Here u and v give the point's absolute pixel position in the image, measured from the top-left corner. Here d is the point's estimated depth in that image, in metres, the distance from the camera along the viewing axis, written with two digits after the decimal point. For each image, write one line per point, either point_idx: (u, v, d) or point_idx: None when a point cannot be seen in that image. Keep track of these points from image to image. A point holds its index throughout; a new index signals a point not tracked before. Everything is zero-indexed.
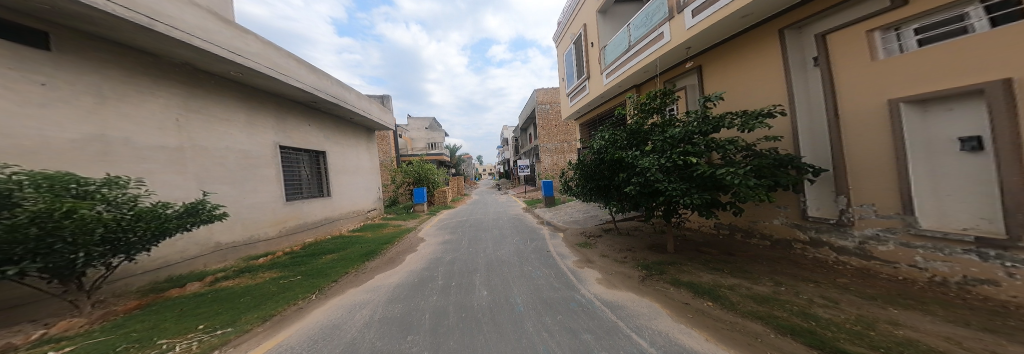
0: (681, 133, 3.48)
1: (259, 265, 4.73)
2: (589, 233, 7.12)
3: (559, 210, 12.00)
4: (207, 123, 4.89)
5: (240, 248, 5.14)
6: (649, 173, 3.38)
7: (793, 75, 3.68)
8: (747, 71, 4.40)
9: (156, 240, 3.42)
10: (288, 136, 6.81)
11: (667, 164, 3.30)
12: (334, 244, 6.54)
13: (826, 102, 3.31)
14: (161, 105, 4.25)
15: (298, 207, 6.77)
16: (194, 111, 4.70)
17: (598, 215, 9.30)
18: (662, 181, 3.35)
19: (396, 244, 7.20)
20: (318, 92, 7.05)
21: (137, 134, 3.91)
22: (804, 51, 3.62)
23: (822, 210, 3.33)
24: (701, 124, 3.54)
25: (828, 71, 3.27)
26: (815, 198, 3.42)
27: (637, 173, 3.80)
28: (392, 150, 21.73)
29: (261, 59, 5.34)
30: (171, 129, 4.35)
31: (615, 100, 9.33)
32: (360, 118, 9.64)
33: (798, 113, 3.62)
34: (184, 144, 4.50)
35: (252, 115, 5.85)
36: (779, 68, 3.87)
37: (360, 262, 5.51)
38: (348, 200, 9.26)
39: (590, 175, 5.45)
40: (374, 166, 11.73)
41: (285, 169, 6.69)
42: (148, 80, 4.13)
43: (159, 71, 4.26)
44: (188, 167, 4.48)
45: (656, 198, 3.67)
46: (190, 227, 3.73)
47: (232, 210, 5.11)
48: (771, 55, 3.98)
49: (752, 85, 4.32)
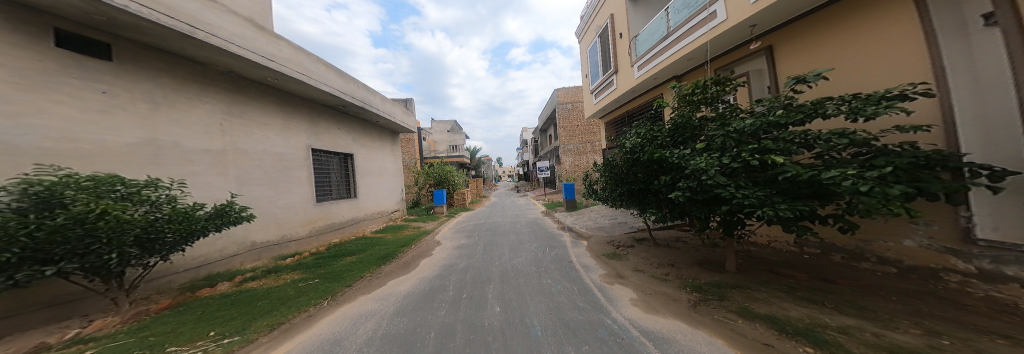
0: (752, 125, 2.69)
1: (285, 265, 4.83)
2: (620, 242, 6.26)
3: (583, 215, 11.12)
4: (246, 126, 5.16)
5: (272, 247, 5.33)
6: (707, 174, 2.61)
7: (942, 43, 2.42)
8: (852, 43, 3.17)
9: (186, 241, 3.34)
10: (319, 140, 7.09)
11: (736, 165, 2.51)
12: (354, 245, 6.61)
13: (1011, 79, 2.05)
14: (206, 110, 4.54)
15: (327, 208, 7.00)
16: (235, 116, 4.98)
17: (629, 221, 8.31)
18: (730, 187, 2.56)
19: (413, 246, 7.12)
20: (346, 96, 7.27)
21: (185, 139, 4.18)
22: (961, 5, 2.32)
23: (1002, 231, 2.15)
24: (787, 113, 2.69)
25: (1018, 30, 1.99)
26: (989, 216, 2.22)
27: (688, 176, 3.02)
28: (416, 152, 22.50)
29: (293, 65, 5.55)
30: (215, 132, 4.62)
31: (648, 95, 8.25)
32: (384, 121, 9.89)
33: (954, 96, 2.37)
34: (226, 147, 4.76)
35: (287, 120, 6.14)
36: (911, 36, 2.63)
37: (374, 265, 5.42)
38: (372, 201, 9.50)
39: (620, 179, 4.68)
40: (398, 168, 12.03)
41: (315, 171, 6.98)
42: (195, 87, 4.41)
43: (204, 78, 4.55)
44: (228, 168, 4.72)
45: (715, 209, 2.86)
46: (218, 227, 3.64)
47: (267, 210, 5.32)
48: (896, 18, 2.75)
49: (861, 62, 3.10)
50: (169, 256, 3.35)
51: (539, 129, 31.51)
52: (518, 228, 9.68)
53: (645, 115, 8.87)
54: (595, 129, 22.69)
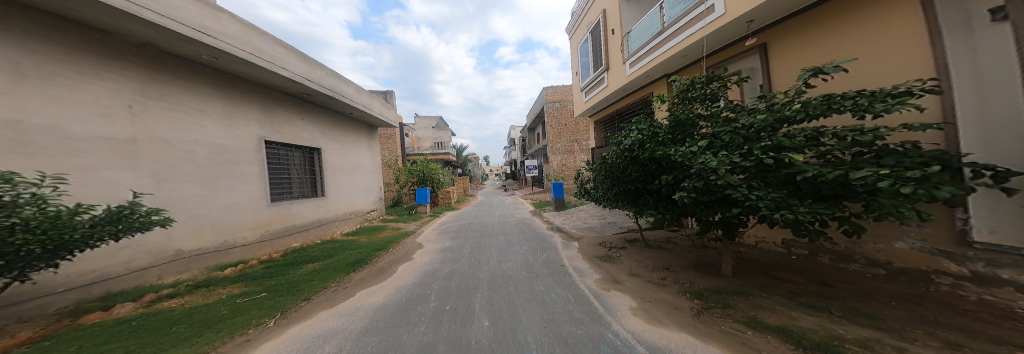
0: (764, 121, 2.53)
1: (223, 277, 4.02)
2: (611, 243, 6.12)
3: (572, 214, 11.04)
4: (170, 111, 4.23)
5: (208, 255, 4.46)
6: (719, 172, 2.39)
7: (946, 37, 2.44)
8: (853, 41, 3.21)
9: (55, 256, 2.35)
10: (275, 131, 6.17)
11: (749, 163, 2.33)
12: (321, 251, 5.83)
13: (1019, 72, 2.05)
14: (109, 89, 3.55)
15: (285, 209, 6.12)
16: (154, 98, 4.03)
17: (617, 221, 8.25)
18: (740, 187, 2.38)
19: (391, 251, 6.44)
20: (310, 83, 6.38)
21: (75, 123, 3.20)
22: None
23: (998, 233, 2.17)
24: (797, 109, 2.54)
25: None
26: (990, 218, 2.21)
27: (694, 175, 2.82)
28: (398, 148, 21.37)
29: (239, 43, 4.64)
30: (123, 117, 3.67)
31: (639, 92, 8.28)
32: (359, 113, 8.99)
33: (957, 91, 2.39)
34: (139, 135, 3.81)
35: (232, 106, 5.20)
36: (915, 31, 2.66)
37: (342, 274, 4.73)
38: (345, 201, 8.62)
39: (616, 177, 4.47)
40: (376, 164, 11.11)
41: (272, 166, 6.07)
42: (96, 61, 3.46)
43: (111, 51, 3.60)
44: (141, 161, 3.79)
45: (722, 210, 2.69)
46: (106, 238, 2.67)
47: (201, 212, 4.43)
48: (901, 12, 2.77)
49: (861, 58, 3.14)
50: (29, 276, 2.34)
51: (526, 127, 31.33)
52: (506, 229, 9.33)
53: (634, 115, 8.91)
54: (581, 129, 22.84)
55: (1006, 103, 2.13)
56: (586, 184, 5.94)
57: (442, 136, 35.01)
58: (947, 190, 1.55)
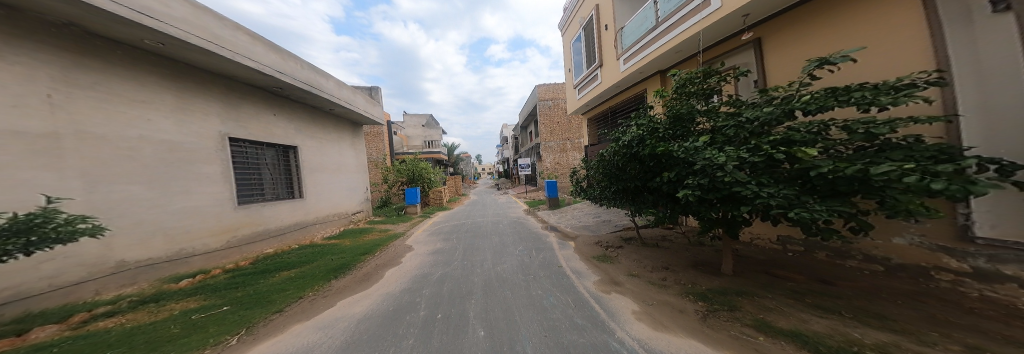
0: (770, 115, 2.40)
1: (178, 290, 3.55)
2: (606, 242, 6.01)
3: (565, 213, 10.96)
4: (105, 102, 3.65)
5: (157, 265, 3.95)
6: (726, 169, 2.25)
7: (948, 30, 2.44)
8: (852, 35, 3.22)
9: None
10: (241, 126, 5.62)
11: (757, 158, 2.19)
12: (299, 256, 5.34)
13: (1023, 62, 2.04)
14: (17, 74, 2.97)
15: (255, 211, 5.58)
16: (83, 87, 3.45)
17: (611, 220, 8.17)
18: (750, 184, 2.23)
19: (376, 254, 6.01)
20: (280, 75, 5.85)
21: None
22: None
23: (1000, 229, 2.15)
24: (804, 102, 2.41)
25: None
26: (992, 213, 2.20)
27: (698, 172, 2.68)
28: (385, 147, 20.64)
29: (190, 27, 4.09)
30: (40, 108, 3.11)
31: (633, 88, 8.24)
32: (340, 109, 8.42)
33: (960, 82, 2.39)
34: (62, 129, 3.25)
35: (186, 99, 4.65)
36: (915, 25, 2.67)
37: (320, 281, 4.30)
38: (326, 202, 8.07)
39: (614, 175, 4.33)
40: (361, 164, 10.54)
41: (239, 165, 5.51)
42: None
43: (22, 29, 3.02)
44: (66, 160, 3.23)
45: (728, 209, 2.54)
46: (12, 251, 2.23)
47: (147, 218, 3.90)
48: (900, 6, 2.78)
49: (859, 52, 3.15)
50: None
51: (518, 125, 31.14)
52: (500, 229, 9.08)
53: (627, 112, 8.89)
54: (572, 127, 22.88)
55: (1014, 103, 2.10)
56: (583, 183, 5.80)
57: (432, 134, 34.19)
58: (981, 185, 1.41)
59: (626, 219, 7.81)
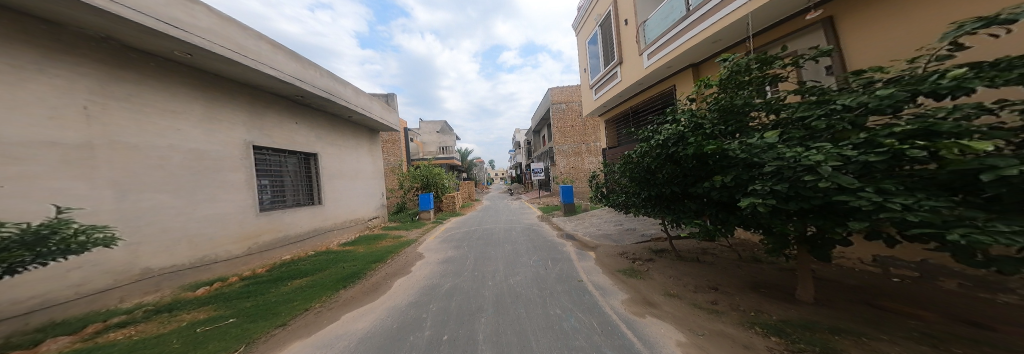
0: (887, 96, 1.67)
1: (192, 299, 3.52)
2: (633, 253, 5.32)
3: (583, 220, 10.26)
4: (137, 113, 3.81)
5: (180, 272, 4.03)
6: (824, 171, 1.58)
7: None
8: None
9: None
10: (266, 134, 5.79)
11: (876, 157, 1.48)
12: (312, 263, 5.32)
13: None
14: (55, 87, 3.11)
15: (276, 219, 5.69)
16: (116, 99, 3.61)
17: (635, 227, 7.40)
18: (862, 193, 1.54)
19: (387, 262, 5.88)
20: (302, 84, 6.00)
21: (9, 124, 2.77)
22: None
23: None
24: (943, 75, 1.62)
25: None
26: None
27: (772, 177, 1.99)
28: (401, 154, 21.15)
29: (215, 37, 4.20)
30: (76, 120, 3.25)
31: (654, 87, 7.52)
32: (357, 116, 8.65)
33: None
34: (96, 140, 3.39)
35: (215, 108, 4.82)
36: None
37: (328, 290, 4.16)
38: (342, 209, 8.23)
39: (645, 180, 3.68)
40: (377, 170, 10.93)
41: (262, 173, 5.67)
42: (37, 53, 3.00)
43: (61, 44, 3.18)
44: (98, 169, 3.36)
45: (819, 225, 1.84)
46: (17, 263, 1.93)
47: (173, 225, 4.01)
48: None
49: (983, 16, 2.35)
50: None
51: (532, 130, 30.65)
52: (513, 236, 8.69)
53: (648, 110, 8.16)
54: (588, 130, 21.96)
55: None
56: (607, 189, 5.16)
57: (447, 140, 34.59)
58: None
59: (653, 227, 7.02)
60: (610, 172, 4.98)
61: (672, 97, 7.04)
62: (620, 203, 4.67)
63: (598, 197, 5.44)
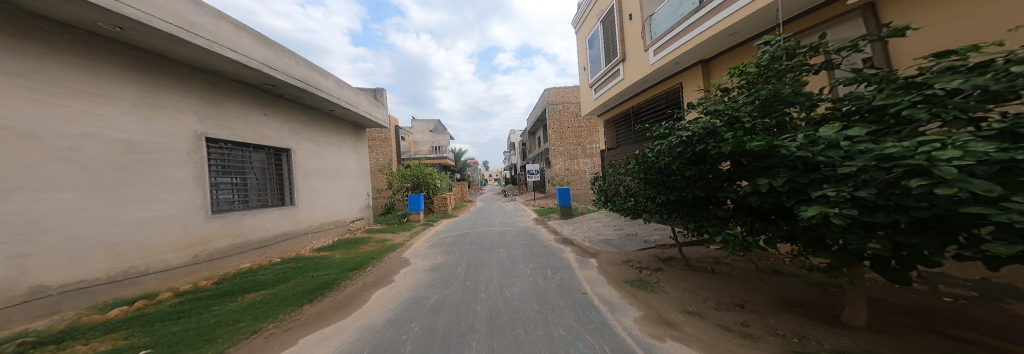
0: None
1: (99, 324, 2.81)
2: (638, 262, 4.84)
3: (581, 223, 9.83)
4: (38, 93, 3.13)
5: (92, 288, 3.38)
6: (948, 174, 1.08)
7: None
8: None
9: None
10: (224, 126, 5.16)
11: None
12: (276, 273, 4.68)
13: None
14: None
15: (231, 223, 5.07)
16: (4, 74, 2.92)
17: (637, 232, 6.95)
18: (1004, 205, 1.06)
19: (363, 272, 5.29)
20: (271, 71, 5.38)
21: None
22: None
23: None
24: None
25: None
26: None
27: (849, 182, 1.49)
28: (391, 152, 20.39)
29: (153, 9, 3.52)
30: None
31: (659, 86, 7.17)
32: (340, 109, 8.08)
33: None
34: None
35: (154, 94, 4.17)
36: None
37: (286, 307, 3.54)
38: (319, 211, 7.59)
39: (662, 183, 3.18)
40: (362, 169, 10.30)
41: (220, 171, 5.11)
42: None
43: None
44: None
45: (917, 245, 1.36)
46: None
47: (85, 231, 3.35)
48: None
49: None
50: None
51: (527, 131, 30.30)
52: (508, 240, 8.18)
53: (650, 110, 7.81)
54: (584, 132, 21.66)
55: None
56: (614, 194, 4.69)
57: (440, 140, 33.74)
58: None
59: (656, 232, 6.57)
60: (618, 174, 4.51)
61: (677, 95, 6.69)
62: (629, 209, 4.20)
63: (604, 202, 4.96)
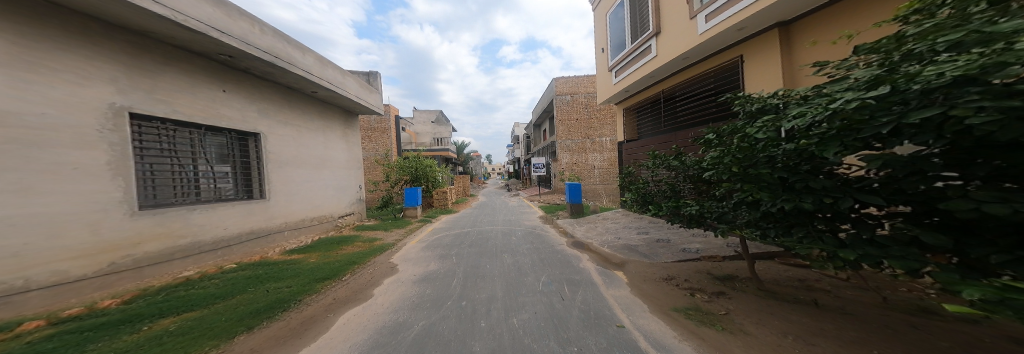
0: None
1: None
2: (687, 282, 3.56)
3: (595, 224, 8.79)
4: None
5: None
6: None
7: None
8: None
9: None
10: (160, 100, 4.44)
11: None
12: (220, 287, 3.71)
13: None
14: None
15: (167, 221, 4.33)
16: None
17: (666, 237, 5.89)
18: None
19: (335, 285, 4.31)
20: (223, 36, 4.64)
21: None
22: None
23: None
24: None
25: None
26: None
27: None
28: (390, 143, 19.49)
29: None
30: None
31: (706, 62, 5.89)
32: (323, 91, 7.58)
33: None
34: None
35: (41, 54, 3.31)
36: None
37: (204, 341, 2.53)
38: (294, 208, 6.93)
39: (761, 184, 1.92)
40: (353, 159, 9.86)
41: (156, 153, 4.43)
42: None
43: None
44: None
45: None
46: None
47: None
48: None
49: None
50: None
51: (533, 123, 29.06)
52: (513, 244, 7.13)
53: (686, 94, 6.63)
54: (593, 124, 20.45)
55: None
56: (665, 193, 3.49)
57: (441, 131, 32.67)
58: None
59: (690, 237, 5.51)
60: (661, 169, 3.44)
61: (728, 74, 5.47)
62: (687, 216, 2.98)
63: (643, 202, 3.78)
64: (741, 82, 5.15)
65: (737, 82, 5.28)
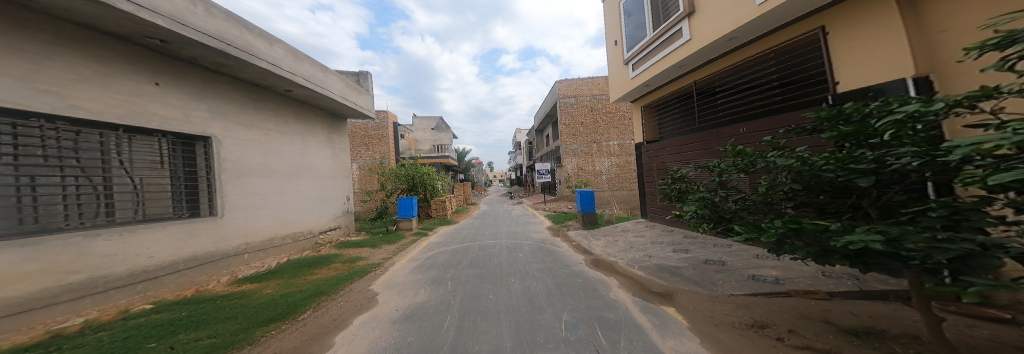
0: None
1: None
2: (797, 337, 2.29)
3: (615, 237, 7.64)
4: None
5: None
6: None
7: None
8: None
9: None
10: (45, 90, 3.49)
11: None
12: (100, 347, 2.71)
13: None
14: None
15: (45, 255, 3.34)
16: None
17: (715, 260, 4.74)
18: None
19: (280, 331, 3.18)
20: (143, 11, 3.71)
21: None
22: None
23: None
24: None
25: None
26: None
27: None
28: (388, 150, 18.64)
29: None
30: None
31: (764, 42, 4.82)
32: (298, 90, 6.98)
33: None
34: None
35: None
36: None
37: None
38: (253, 224, 6.16)
39: None
40: (336, 167, 9.23)
41: (45, 159, 3.56)
42: None
43: None
44: None
45: None
46: None
47: None
48: None
49: None
50: None
51: (535, 128, 28.22)
52: (520, 263, 5.93)
53: (739, 84, 5.56)
54: (600, 127, 19.48)
55: None
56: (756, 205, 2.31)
57: (442, 137, 31.87)
58: None
59: (750, 262, 4.35)
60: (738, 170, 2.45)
61: (812, 47, 4.21)
62: (813, 240, 1.75)
63: (719, 220, 2.66)
64: (825, 62, 4.00)
65: (818, 61, 4.15)
